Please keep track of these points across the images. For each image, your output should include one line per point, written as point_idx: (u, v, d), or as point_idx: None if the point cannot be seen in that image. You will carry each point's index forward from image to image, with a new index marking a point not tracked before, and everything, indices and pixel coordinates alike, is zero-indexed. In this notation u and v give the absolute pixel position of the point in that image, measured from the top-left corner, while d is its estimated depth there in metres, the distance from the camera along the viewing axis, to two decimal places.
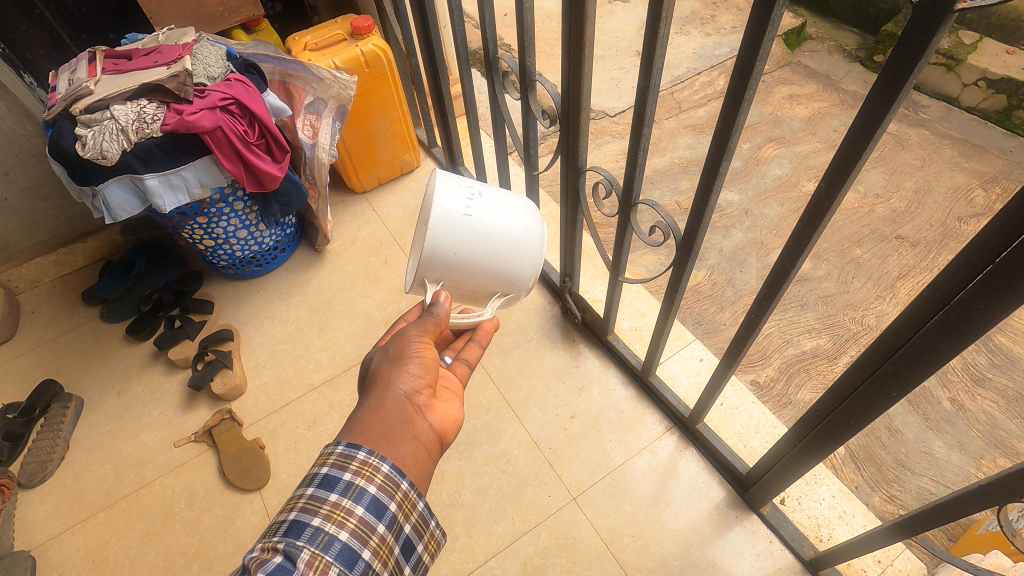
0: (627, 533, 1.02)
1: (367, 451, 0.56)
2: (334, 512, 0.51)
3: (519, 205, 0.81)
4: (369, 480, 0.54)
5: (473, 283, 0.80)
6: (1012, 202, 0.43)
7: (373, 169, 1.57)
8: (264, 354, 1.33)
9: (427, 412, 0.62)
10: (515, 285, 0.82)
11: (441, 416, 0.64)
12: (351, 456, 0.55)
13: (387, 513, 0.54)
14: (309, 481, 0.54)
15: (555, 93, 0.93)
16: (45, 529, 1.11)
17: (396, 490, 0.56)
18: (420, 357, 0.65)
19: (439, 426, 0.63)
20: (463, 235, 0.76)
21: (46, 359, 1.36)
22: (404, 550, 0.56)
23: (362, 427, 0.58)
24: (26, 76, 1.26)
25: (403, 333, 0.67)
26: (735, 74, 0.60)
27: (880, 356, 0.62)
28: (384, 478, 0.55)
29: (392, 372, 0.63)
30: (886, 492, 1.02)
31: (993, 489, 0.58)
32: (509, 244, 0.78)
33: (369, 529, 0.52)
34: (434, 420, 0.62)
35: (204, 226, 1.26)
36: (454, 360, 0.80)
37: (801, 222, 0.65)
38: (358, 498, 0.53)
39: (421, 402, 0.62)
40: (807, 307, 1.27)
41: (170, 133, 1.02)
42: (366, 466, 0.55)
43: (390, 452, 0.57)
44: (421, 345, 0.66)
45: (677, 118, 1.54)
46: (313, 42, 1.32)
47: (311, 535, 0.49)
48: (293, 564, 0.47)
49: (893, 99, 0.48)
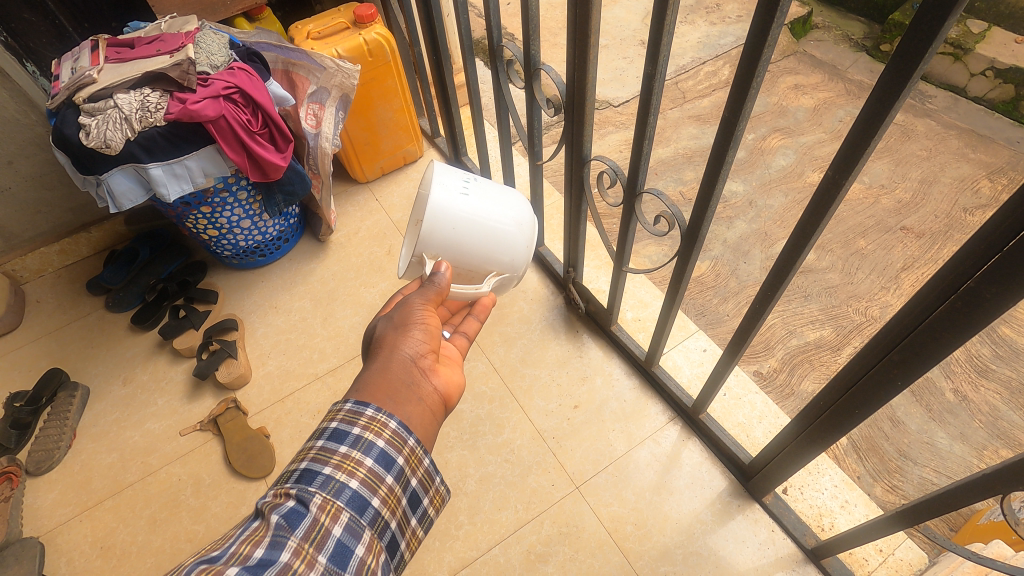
0: (629, 522, 1.03)
1: (375, 409, 0.56)
2: (344, 462, 0.52)
3: (511, 192, 0.84)
4: (377, 435, 0.55)
5: (472, 260, 0.78)
6: (1014, 199, 0.43)
7: (375, 159, 1.56)
8: (268, 344, 1.33)
9: (431, 375, 0.63)
10: (511, 264, 0.81)
11: (445, 380, 0.65)
12: (359, 413, 0.56)
13: (395, 466, 0.55)
14: (319, 435, 0.54)
15: (560, 82, 0.92)
16: (53, 516, 1.12)
17: (404, 445, 0.56)
18: (424, 324, 0.65)
19: (443, 389, 0.64)
20: (462, 211, 0.76)
21: (52, 348, 1.37)
22: (411, 502, 0.57)
23: (369, 388, 0.58)
24: (29, 64, 1.26)
25: (406, 302, 0.68)
26: (742, 61, 0.59)
27: (886, 344, 0.62)
28: (392, 433, 0.55)
29: (397, 337, 0.64)
30: (888, 482, 1.01)
31: (996, 476, 0.58)
32: (506, 226, 0.79)
33: (378, 479, 0.53)
34: (438, 383, 0.63)
35: (207, 215, 1.26)
36: (453, 333, 0.79)
37: (809, 211, 0.64)
38: (367, 450, 0.53)
39: (426, 366, 0.63)
40: (811, 298, 1.27)
41: (174, 122, 1.02)
42: (374, 422, 0.55)
43: (396, 410, 0.57)
44: (425, 312, 0.67)
45: (682, 107, 1.51)
46: (315, 31, 1.31)
47: (322, 482, 0.50)
48: (305, 508, 0.48)
49: (905, 83, 0.47)
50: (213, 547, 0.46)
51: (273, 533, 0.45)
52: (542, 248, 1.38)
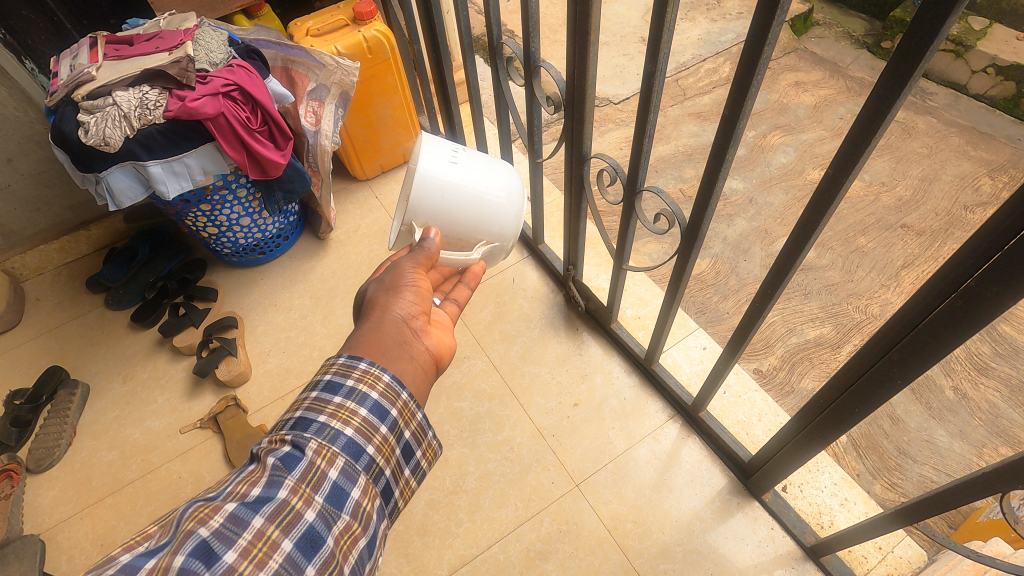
0: (629, 520, 1.03)
1: (368, 363, 0.59)
2: (339, 412, 0.55)
3: (499, 163, 0.86)
4: (370, 387, 0.58)
5: (462, 228, 0.81)
6: (1013, 200, 0.43)
7: (375, 157, 1.56)
8: (268, 341, 1.33)
9: (422, 335, 0.66)
10: (500, 232, 0.83)
11: (436, 341, 0.68)
12: (353, 366, 0.58)
13: (388, 417, 0.58)
14: (315, 386, 0.58)
15: (560, 80, 0.92)
16: (54, 513, 1.12)
17: (397, 399, 0.59)
18: (415, 286, 0.68)
19: (435, 349, 0.67)
20: (450, 179, 0.78)
21: (51, 346, 1.37)
22: (404, 453, 0.60)
23: (362, 345, 0.61)
24: (28, 62, 1.26)
25: (398, 265, 0.71)
26: (743, 58, 0.59)
27: (886, 342, 0.62)
28: (385, 386, 0.58)
29: (388, 299, 0.66)
30: (887, 480, 1.02)
31: (996, 474, 0.58)
32: (494, 195, 0.81)
33: (372, 429, 0.56)
34: (429, 344, 0.66)
35: (207, 213, 1.26)
36: (444, 300, 0.81)
37: (809, 209, 0.64)
38: (361, 401, 0.57)
39: (417, 326, 0.66)
40: (812, 296, 1.27)
41: (173, 120, 1.02)
42: (367, 375, 0.58)
43: (388, 365, 0.60)
44: (416, 275, 0.70)
45: (682, 104, 1.48)
46: (315, 28, 1.31)
47: (317, 429, 0.54)
48: (301, 452, 0.52)
49: (906, 80, 0.47)
50: (214, 487, 0.51)
51: (270, 474, 0.50)
52: (542, 246, 1.38)
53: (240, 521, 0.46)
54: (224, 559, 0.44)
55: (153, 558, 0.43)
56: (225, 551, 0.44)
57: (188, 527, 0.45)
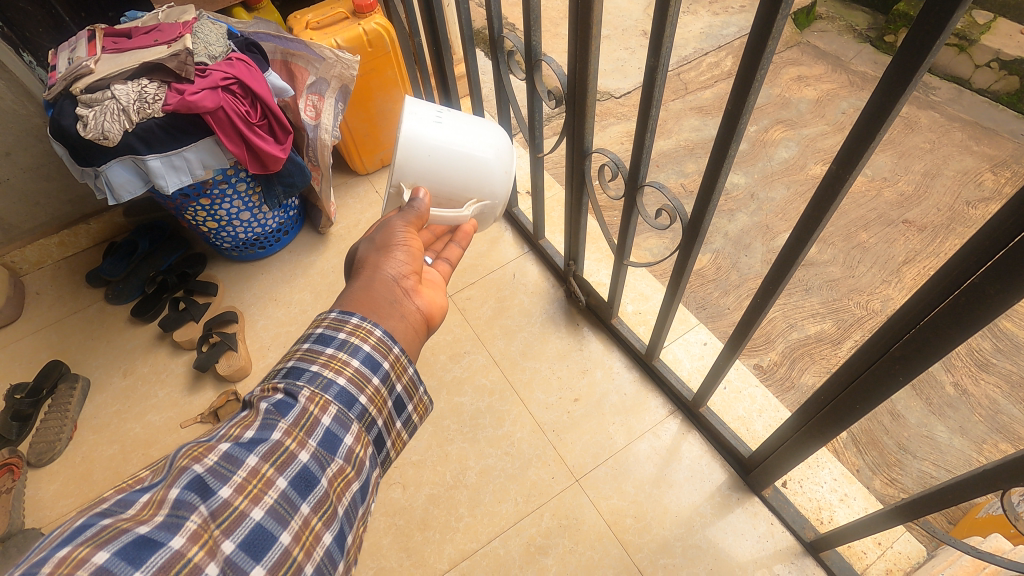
0: (629, 515, 1.04)
1: (360, 318, 0.60)
2: (331, 361, 0.56)
3: (490, 123, 0.85)
4: (362, 340, 0.58)
5: (451, 186, 0.80)
6: (1012, 202, 0.44)
7: (375, 151, 1.56)
8: (268, 336, 1.33)
9: (413, 295, 0.67)
10: (491, 190, 0.82)
11: (427, 301, 0.69)
12: (344, 321, 0.59)
13: (381, 369, 0.58)
14: (306, 339, 0.58)
15: (561, 73, 0.91)
16: (55, 507, 1.12)
17: (389, 352, 0.60)
18: (406, 246, 0.69)
19: (426, 309, 0.68)
20: (434, 137, 0.78)
21: (52, 340, 1.37)
22: (396, 406, 0.60)
23: (353, 301, 0.62)
24: (26, 54, 1.25)
25: (388, 224, 0.72)
26: (746, 53, 0.58)
27: (888, 339, 0.62)
28: (376, 339, 0.59)
29: (380, 258, 0.67)
30: (886, 475, 1.03)
31: (998, 472, 0.58)
32: (482, 151, 0.80)
33: (365, 379, 0.57)
34: (420, 304, 0.67)
35: (206, 207, 1.25)
36: (436, 259, 0.82)
37: (812, 205, 0.64)
38: (354, 352, 0.57)
39: (408, 286, 0.67)
40: (812, 292, 1.26)
41: (172, 114, 1.01)
42: (359, 328, 0.59)
43: (380, 321, 0.61)
44: (407, 235, 0.70)
45: (683, 99, 1.48)
46: (315, 21, 1.30)
47: (310, 377, 0.54)
48: (294, 399, 0.52)
49: (913, 73, 0.46)
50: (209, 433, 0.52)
51: (263, 417, 0.50)
52: (542, 241, 1.38)
53: (235, 459, 0.47)
54: (219, 494, 0.45)
55: (147, 494, 0.44)
56: (219, 488, 0.45)
57: (182, 464, 0.46)
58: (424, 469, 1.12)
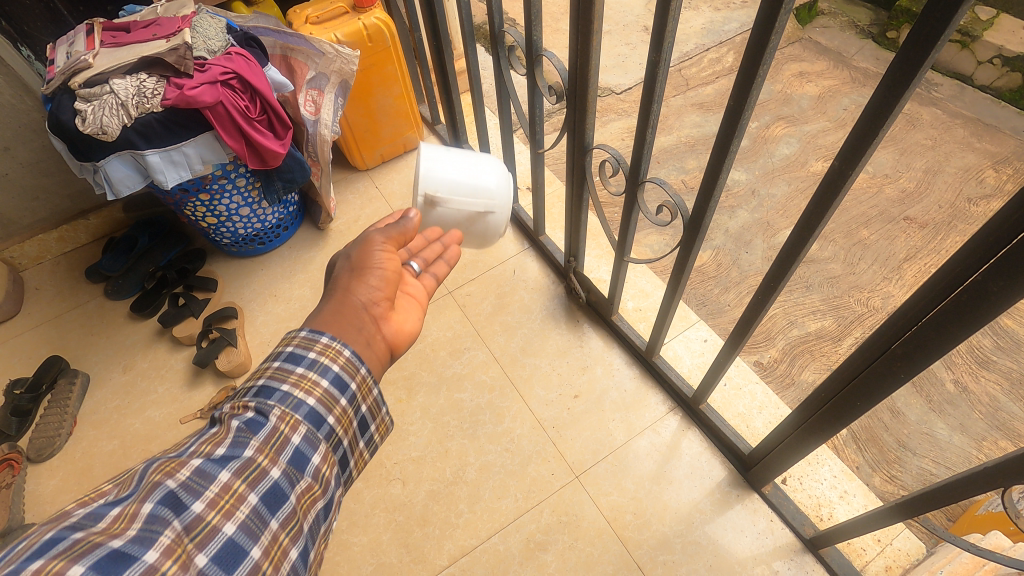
0: (629, 511, 1.04)
1: (330, 338, 0.59)
2: (301, 381, 0.55)
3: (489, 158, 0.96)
4: (332, 360, 0.58)
5: (465, 191, 0.86)
6: (1011, 203, 0.44)
7: (375, 147, 1.55)
8: (268, 332, 1.33)
9: (381, 322, 0.66)
10: (499, 194, 0.88)
11: (395, 328, 0.68)
12: (314, 340, 0.58)
13: (348, 390, 0.58)
14: (276, 357, 0.57)
15: (562, 69, 0.91)
16: (55, 502, 1.12)
17: (356, 373, 0.60)
18: (381, 270, 0.68)
19: (391, 337, 0.67)
20: (446, 152, 0.88)
21: (51, 336, 1.37)
22: (361, 426, 0.61)
23: (324, 321, 0.62)
24: (25, 48, 1.24)
25: (369, 241, 0.70)
26: (750, 47, 0.58)
27: (889, 337, 0.62)
28: (345, 360, 0.59)
29: (353, 281, 0.66)
30: (886, 473, 1.03)
31: (998, 470, 0.58)
32: (488, 163, 0.89)
33: (333, 400, 0.57)
34: (386, 332, 0.66)
35: (206, 203, 1.25)
36: (421, 271, 0.78)
37: (814, 201, 0.64)
38: (323, 373, 0.57)
39: (377, 313, 0.66)
40: (813, 289, 1.26)
41: (171, 108, 1.01)
42: (328, 349, 0.58)
43: (350, 342, 0.60)
44: (384, 257, 0.69)
45: (684, 95, 1.49)
46: (314, 15, 1.29)
47: (280, 396, 0.54)
48: (264, 418, 0.52)
49: (918, 66, 0.46)
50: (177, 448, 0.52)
51: (233, 435, 0.50)
52: (542, 237, 1.37)
53: (207, 476, 0.47)
54: (191, 509, 0.45)
55: (118, 507, 0.43)
56: (192, 502, 0.45)
57: (155, 480, 0.45)
58: (424, 465, 1.12)
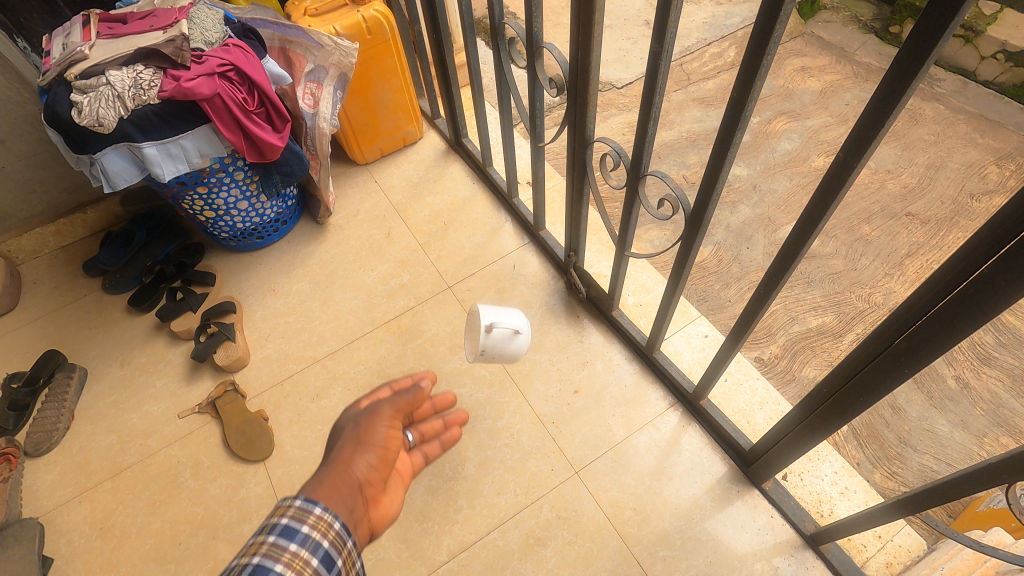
0: (628, 507, 1.03)
1: (323, 509, 0.55)
2: (293, 561, 0.51)
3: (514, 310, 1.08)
4: (323, 534, 0.54)
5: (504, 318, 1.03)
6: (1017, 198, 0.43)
7: (375, 141, 1.54)
8: (267, 326, 1.32)
9: (372, 501, 0.64)
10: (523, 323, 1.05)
11: (380, 513, 0.67)
12: (308, 511, 0.55)
13: (335, 566, 0.54)
14: (268, 530, 0.52)
15: (563, 61, 0.90)
16: (52, 497, 1.12)
17: (343, 547, 0.56)
18: (381, 447, 0.67)
19: (376, 521, 0.66)
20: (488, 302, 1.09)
21: (49, 330, 1.36)
22: None
23: (321, 489, 0.58)
24: (20, 40, 1.23)
25: (376, 411, 0.70)
26: (755, 33, 0.57)
27: (893, 331, 0.61)
28: (335, 534, 0.55)
29: (351, 451, 0.65)
30: (887, 469, 1.01)
31: (1002, 466, 0.57)
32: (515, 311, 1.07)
33: None
34: (374, 515, 0.65)
35: (204, 196, 1.24)
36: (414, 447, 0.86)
37: (817, 195, 0.63)
38: (315, 550, 0.53)
39: (370, 491, 0.64)
40: (814, 285, 1.26)
41: (168, 100, 1.00)
42: (321, 521, 0.54)
43: (341, 512, 0.57)
44: (386, 432, 0.68)
45: (686, 90, 1.45)
46: (313, 8, 1.27)
47: None
48: None
49: (924, 58, 0.45)
50: None
51: None
52: (542, 232, 1.37)
53: None
54: None
55: None
56: None
57: None
58: None
